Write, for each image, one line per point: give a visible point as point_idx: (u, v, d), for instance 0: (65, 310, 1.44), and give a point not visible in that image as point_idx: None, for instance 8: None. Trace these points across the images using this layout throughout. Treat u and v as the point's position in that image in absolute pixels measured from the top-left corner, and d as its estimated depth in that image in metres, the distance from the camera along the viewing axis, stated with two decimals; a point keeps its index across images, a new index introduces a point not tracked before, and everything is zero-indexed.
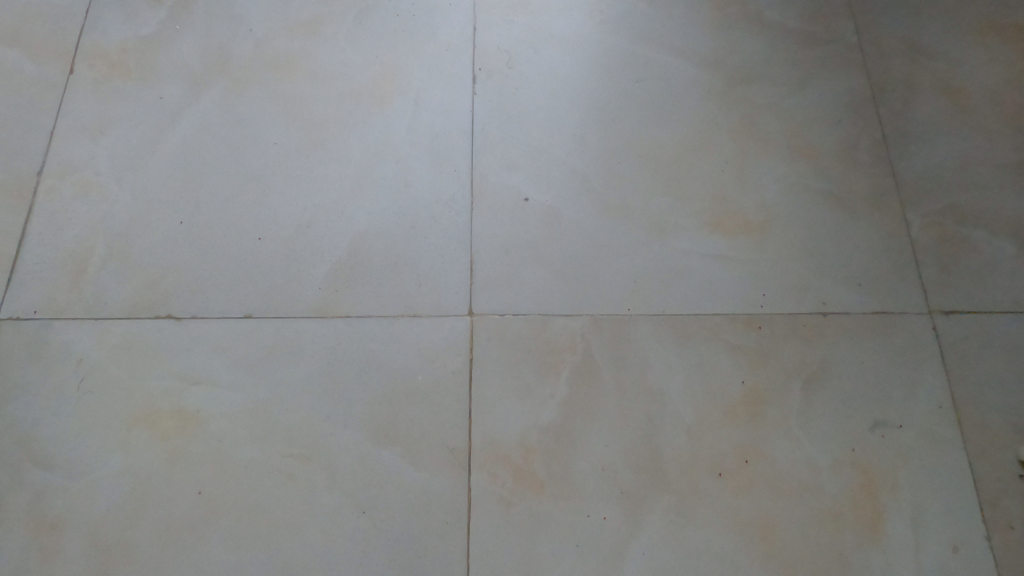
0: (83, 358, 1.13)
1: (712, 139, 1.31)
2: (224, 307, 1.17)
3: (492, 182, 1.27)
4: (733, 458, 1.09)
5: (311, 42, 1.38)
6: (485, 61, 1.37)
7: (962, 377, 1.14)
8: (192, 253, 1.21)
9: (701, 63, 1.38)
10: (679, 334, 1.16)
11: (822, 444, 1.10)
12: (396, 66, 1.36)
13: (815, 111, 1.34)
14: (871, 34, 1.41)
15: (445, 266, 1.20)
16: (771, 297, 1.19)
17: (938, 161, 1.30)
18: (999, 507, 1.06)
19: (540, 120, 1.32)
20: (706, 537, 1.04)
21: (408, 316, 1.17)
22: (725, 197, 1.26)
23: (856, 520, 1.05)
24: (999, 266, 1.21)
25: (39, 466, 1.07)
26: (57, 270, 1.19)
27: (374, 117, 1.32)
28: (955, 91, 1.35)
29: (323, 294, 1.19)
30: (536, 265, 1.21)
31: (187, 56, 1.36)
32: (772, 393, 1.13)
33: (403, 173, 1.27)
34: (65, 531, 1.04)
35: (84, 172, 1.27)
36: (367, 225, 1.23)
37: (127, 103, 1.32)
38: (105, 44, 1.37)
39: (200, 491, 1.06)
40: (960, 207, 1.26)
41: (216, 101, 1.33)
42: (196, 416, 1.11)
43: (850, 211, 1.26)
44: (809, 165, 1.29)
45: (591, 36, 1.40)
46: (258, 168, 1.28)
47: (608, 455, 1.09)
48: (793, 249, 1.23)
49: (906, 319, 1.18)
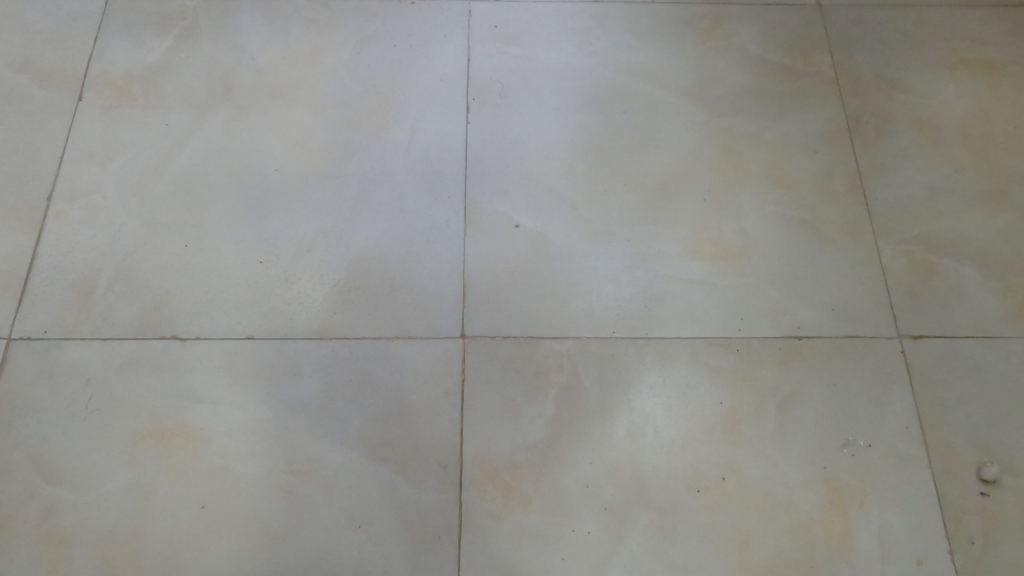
0: (91, 376, 1.18)
1: (695, 168, 1.38)
2: (227, 328, 1.23)
3: (483, 209, 1.32)
4: (710, 476, 1.15)
5: (312, 71, 1.44)
6: (479, 90, 1.43)
7: (929, 399, 1.20)
8: (195, 275, 1.26)
9: (684, 95, 1.44)
10: (660, 357, 1.22)
11: (795, 462, 1.16)
12: (393, 95, 1.42)
13: (792, 142, 1.40)
14: (846, 67, 1.48)
15: (438, 289, 1.26)
16: (748, 321, 1.25)
17: (909, 191, 1.36)
18: (962, 523, 1.12)
19: (531, 148, 1.38)
20: (684, 551, 1.10)
21: (404, 337, 1.23)
22: (706, 224, 1.33)
23: (826, 534, 1.11)
24: (965, 293, 1.28)
25: (49, 481, 1.12)
26: (66, 291, 1.24)
27: (372, 144, 1.38)
28: (926, 124, 1.42)
29: (321, 316, 1.24)
30: (526, 288, 1.26)
31: (193, 84, 1.42)
32: (749, 413, 1.19)
33: (398, 199, 1.33)
34: (74, 544, 1.08)
35: (93, 196, 1.32)
36: (364, 250, 1.29)
37: (135, 129, 1.37)
38: (114, 72, 1.42)
39: (203, 505, 1.11)
40: (929, 235, 1.32)
41: (219, 128, 1.38)
42: (199, 433, 1.15)
43: (825, 238, 1.32)
44: (785, 194, 1.36)
45: (580, 67, 1.46)
46: (260, 193, 1.33)
47: (592, 472, 1.14)
48: (770, 275, 1.29)
49: (876, 343, 1.24)
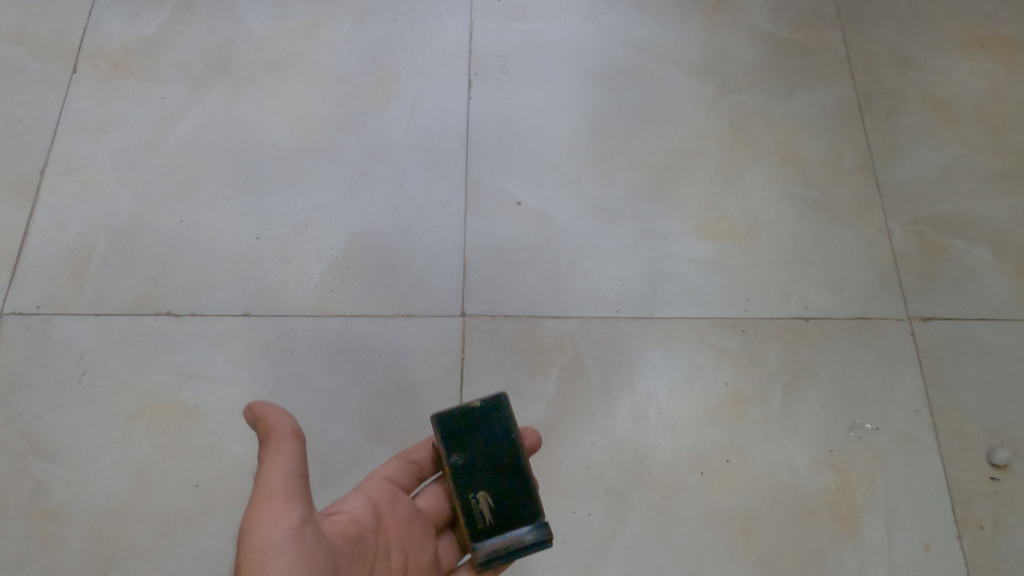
0: (84, 353, 1.16)
1: (702, 146, 1.35)
2: (223, 305, 1.20)
3: (485, 186, 1.30)
4: (714, 458, 1.12)
5: (311, 44, 1.41)
6: (482, 65, 1.40)
7: (939, 383, 1.17)
8: (191, 251, 1.24)
9: (691, 72, 1.41)
10: (665, 337, 1.20)
11: (801, 445, 1.13)
12: (394, 69, 1.39)
13: (802, 120, 1.37)
14: (858, 44, 1.45)
15: (438, 267, 1.23)
16: (755, 302, 1.22)
17: (920, 170, 1.33)
18: (970, 508, 1.10)
19: (534, 125, 1.35)
20: (687, 534, 1.08)
21: (403, 316, 1.20)
22: (712, 203, 1.30)
23: (832, 518, 1.09)
24: (977, 275, 1.25)
25: (41, 458, 1.10)
26: (59, 266, 1.22)
27: (372, 119, 1.35)
28: (939, 102, 1.39)
29: (319, 294, 1.21)
30: (527, 267, 1.24)
31: (189, 57, 1.39)
32: (754, 395, 1.16)
33: (398, 175, 1.30)
34: (66, 521, 1.06)
35: (87, 170, 1.29)
36: (363, 227, 1.26)
37: (131, 103, 1.35)
38: (109, 44, 1.39)
39: (197, 483, 1.09)
40: (941, 215, 1.29)
41: (216, 103, 1.36)
42: (194, 411, 1.13)
43: (834, 218, 1.29)
44: (794, 173, 1.33)
45: (584, 43, 1.43)
46: (257, 168, 1.31)
47: (593, 454, 1.12)
48: (778, 256, 1.26)
49: (884, 325, 1.21)
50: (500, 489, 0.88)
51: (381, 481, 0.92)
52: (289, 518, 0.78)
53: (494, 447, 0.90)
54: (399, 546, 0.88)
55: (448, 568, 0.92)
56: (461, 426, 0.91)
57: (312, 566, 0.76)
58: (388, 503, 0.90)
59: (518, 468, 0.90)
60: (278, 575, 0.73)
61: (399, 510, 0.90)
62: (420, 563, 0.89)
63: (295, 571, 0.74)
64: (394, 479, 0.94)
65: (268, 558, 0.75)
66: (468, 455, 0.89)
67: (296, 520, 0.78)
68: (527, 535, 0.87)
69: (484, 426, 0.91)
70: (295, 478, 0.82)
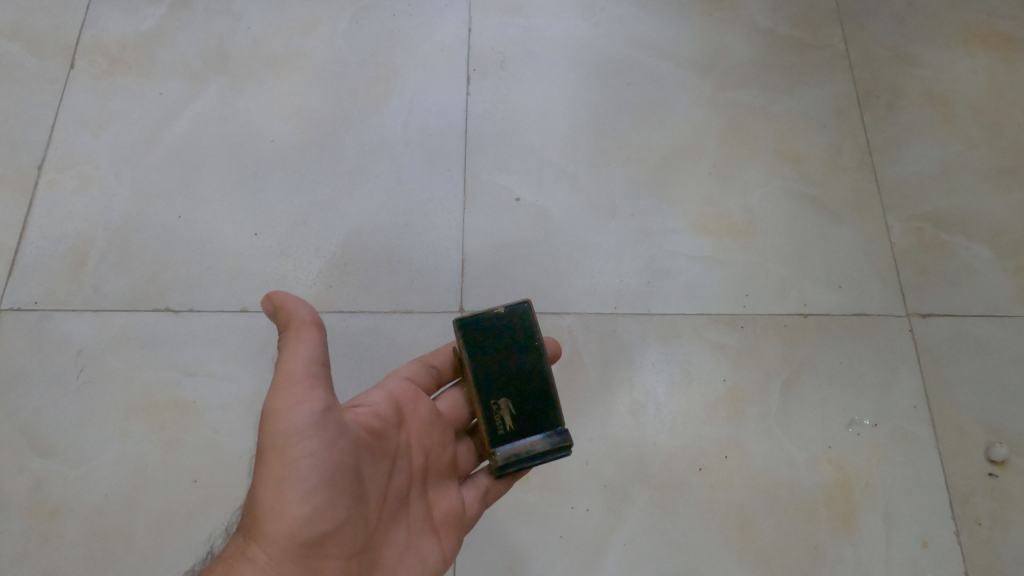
0: (82, 349, 1.16)
1: (701, 142, 1.34)
2: (221, 301, 1.20)
3: (484, 182, 1.29)
4: (713, 454, 1.12)
5: (309, 40, 1.41)
6: (480, 61, 1.40)
7: (937, 379, 1.17)
8: (189, 247, 1.24)
9: (691, 67, 1.41)
10: (663, 333, 1.20)
11: (799, 441, 1.13)
12: (392, 65, 1.39)
13: (801, 116, 1.37)
14: (857, 40, 1.44)
15: (437, 263, 1.23)
16: (753, 298, 1.22)
17: (919, 166, 1.33)
18: (968, 504, 1.10)
19: (533, 121, 1.35)
20: (685, 530, 1.08)
21: (401, 312, 1.20)
22: (711, 200, 1.30)
23: (831, 514, 1.09)
24: (975, 271, 1.25)
25: (39, 454, 1.10)
26: (57, 262, 1.22)
27: (370, 114, 1.35)
28: (938, 99, 1.39)
29: (317, 290, 1.21)
30: (526, 263, 1.23)
31: (187, 53, 1.39)
32: (753, 391, 1.16)
33: (397, 171, 1.30)
34: (64, 517, 1.06)
35: (85, 166, 1.29)
36: (361, 223, 1.26)
37: (129, 99, 1.35)
38: (107, 40, 1.39)
39: (196, 479, 1.09)
40: (940, 212, 1.29)
41: (214, 98, 1.35)
42: (192, 406, 1.13)
43: (833, 215, 1.29)
44: (793, 169, 1.33)
45: (583, 39, 1.43)
46: (255, 164, 1.30)
47: (592, 450, 1.12)
48: (777, 252, 1.26)
49: (883, 322, 1.21)
50: (520, 394, 0.88)
51: (402, 381, 0.92)
52: (312, 403, 0.77)
53: (516, 355, 0.90)
54: (420, 444, 0.87)
55: (464, 470, 0.93)
56: (484, 332, 0.90)
57: (334, 452, 0.75)
58: (410, 401, 0.89)
59: (540, 375, 0.90)
60: (302, 457, 0.74)
61: (421, 410, 0.89)
62: (440, 462, 0.89)
63: (319, 455, 0.74)
64: (415, 380, 0.93)
65: (290, 443, 0.74)
66: (489, 361, 0.89)
67: (320, 405, 0.77)
68: (541, 443, 0.87)
69: (507, 329, 0.90)
70: (316, 367, 0.80)
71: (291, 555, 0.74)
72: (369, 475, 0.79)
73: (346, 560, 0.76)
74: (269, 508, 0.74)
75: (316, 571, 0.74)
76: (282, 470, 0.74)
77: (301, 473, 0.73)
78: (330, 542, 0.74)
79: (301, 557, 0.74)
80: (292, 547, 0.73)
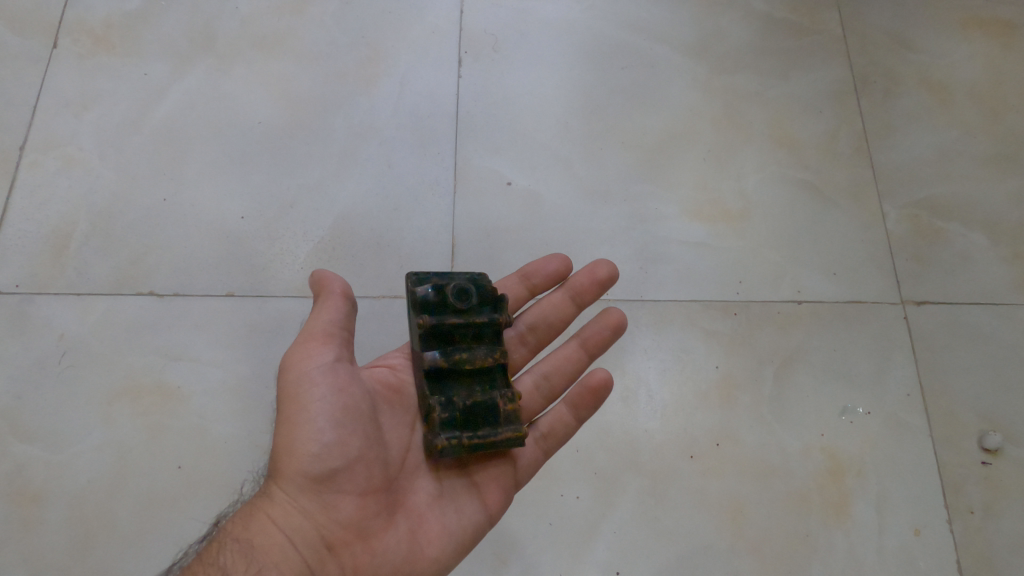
0: (63, 333, 1.13)
1: (696, 126, 1.33)
2: (207, 286, 1.18)
3: (475, 166, 1.27)
4: (705, 441, 1.11)
5: (298, 22, 1.38)
6: (472, 44, 1.37)
7: (931, 366, 1.16)
8: (175, 230, 1.22)
9: (686, 52, 1.39)
10: (656, 320, 1.18)
11: (793, 429, 1.12)
12: (383, 47, 1.37)
13: (797, 101, 1.35)
14: (855, 24, 1.42)
15: (426, 248, 1.21)
16: (747, 284, 1.21)
17: (916, 153, 1.32)
18: (961, 492, 1.09)
19: (525, 104, 1.33)
20: (676, 518, 1.06)
21: (390, 296, 1.17)
22: (705, 185, 1.28)
23: (823, 503, 1.08)
24: (971, 259, 1.24)
25: (20, 438, 1.08)
26: (39, 245, 1.19)
27: (360, 97, 1.32)
28: (935, 86, 1.38)
29: (305, 275, 1.19)
30: (517, 248, 1.21)
31: (173, 34, 1.36)
32: (745, 379, 1.15)
33: (387, 154, 1.28)
34: (45, 503, 1.04)
35: (68, 147, 1.27)
36: (350, 207, 1.24)
37: (113, 79, 1.32)
38: (91, 19, 1.36)
39: (180, 465, 1.07)
40: (936, 199, 1.28)
41: (201, 80, 1.33)
42: (176, 392, 1.12)
43: (828, 202, 1.28)
44: (788, 154, 1.31)
45: (577, 22, 1.41)
46: (242, 146, 1.28)
47: (583, 437, 1.10)
48: (771, 238, 1.24)
49: (877, 309, 1.20)
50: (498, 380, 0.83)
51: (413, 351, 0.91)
52: (326, 353, 0.76)
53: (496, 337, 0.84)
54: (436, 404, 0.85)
55: None
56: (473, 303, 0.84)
57: (345, 396, 0.74)
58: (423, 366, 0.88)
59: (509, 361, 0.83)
60: (314, 401, 0.73)
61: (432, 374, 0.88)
62: None
63: (330, 399, 0.73)
64: None
65: (303, 389, 0.74)
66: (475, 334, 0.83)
67: (330, 354, 0.76)
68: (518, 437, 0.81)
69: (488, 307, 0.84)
70: (334, 327, 0.78)
71: (307, 492, 0.72)
72: (382, 426, 0.78)
73: (360, 497, 0.73)
74: (286, 449, 0.73)
75: (332, 507, 0.72)
76: (295, 413, 0.73)
77: (311, 416, 0.72)
78: (341, 479, 0.72)
79: (317, 494, 0.72)
80: (306, 483, 0.72)
